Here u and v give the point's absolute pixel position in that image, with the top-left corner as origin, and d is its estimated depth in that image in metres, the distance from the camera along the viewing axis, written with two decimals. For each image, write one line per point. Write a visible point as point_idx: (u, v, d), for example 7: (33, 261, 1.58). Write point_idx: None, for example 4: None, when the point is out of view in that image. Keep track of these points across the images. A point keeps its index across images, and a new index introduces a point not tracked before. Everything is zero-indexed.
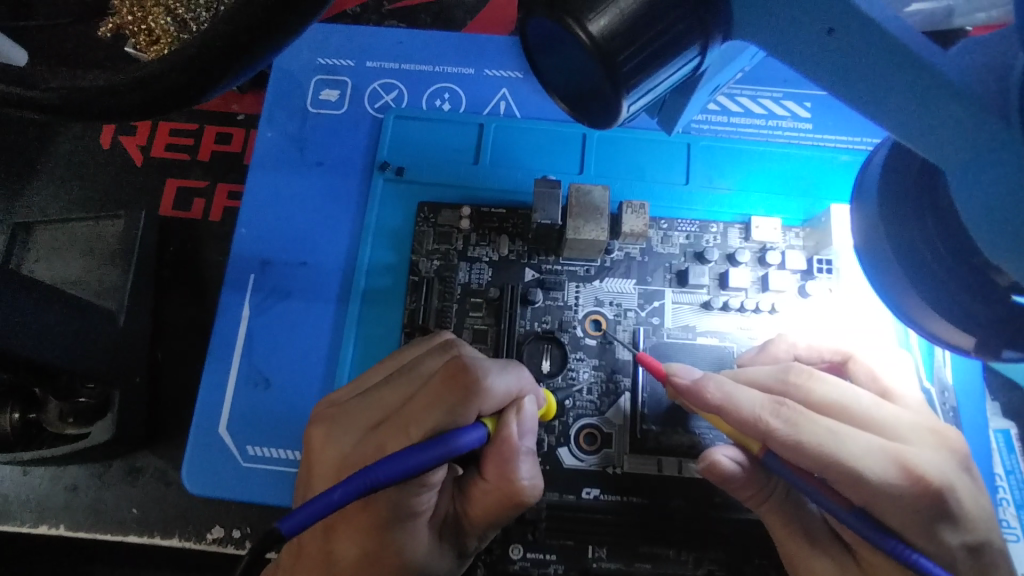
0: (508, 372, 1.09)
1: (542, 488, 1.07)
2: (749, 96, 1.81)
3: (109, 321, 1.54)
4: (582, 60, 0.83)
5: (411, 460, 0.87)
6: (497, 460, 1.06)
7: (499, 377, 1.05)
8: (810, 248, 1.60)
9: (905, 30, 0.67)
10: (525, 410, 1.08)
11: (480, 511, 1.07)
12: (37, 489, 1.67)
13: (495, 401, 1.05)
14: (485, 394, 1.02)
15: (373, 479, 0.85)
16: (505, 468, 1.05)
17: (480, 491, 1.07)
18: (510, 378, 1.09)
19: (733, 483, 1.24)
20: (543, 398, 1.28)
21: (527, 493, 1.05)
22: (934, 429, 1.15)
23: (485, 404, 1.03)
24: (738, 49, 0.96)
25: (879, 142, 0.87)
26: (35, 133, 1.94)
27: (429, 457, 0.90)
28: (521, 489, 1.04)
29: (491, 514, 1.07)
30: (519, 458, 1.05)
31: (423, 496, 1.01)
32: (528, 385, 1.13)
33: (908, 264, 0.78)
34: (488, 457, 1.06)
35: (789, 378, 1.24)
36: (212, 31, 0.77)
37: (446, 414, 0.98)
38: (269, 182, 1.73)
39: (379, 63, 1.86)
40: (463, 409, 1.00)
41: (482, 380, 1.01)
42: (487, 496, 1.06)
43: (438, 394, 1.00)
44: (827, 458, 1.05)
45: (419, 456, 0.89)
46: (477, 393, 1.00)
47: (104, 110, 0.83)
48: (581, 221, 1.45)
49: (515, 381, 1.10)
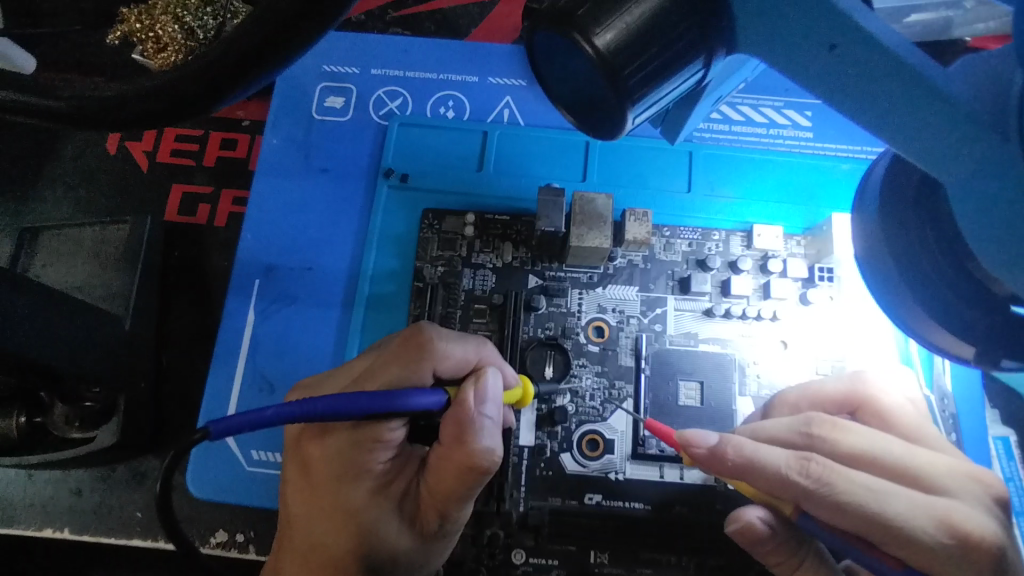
0: (467, 342, 1.16)
1: (501, 456, 1.03)
2: (751, 105, 1.83)
3: (114, 327, 1.55)
4: (587, 74, 0.85)
5: (354, 401, 0.96)
6: (453, 423, 1.04)
7: (455, 344, 1.13)
8: (811, 256, 1.61)
9: (905, 47, 0.69)
10: (485, 380, 1.06)
11: (438, 482, 1.06)
12: (41, 492, 1.68)
13: (451, 365, 1.13)
14: (438, 355, 1.11)
15: (310, 409, 0.93)
16: (461, 434, 1.03)
17: (438, 460, 1.06)
18: (470, 347, 1.16)
19: (765, 545, 1.21)
20: (514, 376, 1.22)
21: (483, 457, 1.01)
22: (973, 475, 1.10)
23: (441, 366, 1.12)
24: (741, 61, 0.97)
25: (880, 154, 0.88)
26: (42, 139, 1.95)
27: (374, 405, 0.97)
28: (474, 451, 1.01)
29: (449, 485, 1.05)
30: (474, 423, 1.03)
31: (378, 455, 1.08)
32: (489, 356, 1.19)
33: (911, 276, 0.79)
34: (445, 422, 1.05)
35: (812, 431, 1.18)
36: (225, 43, 0.78)
37: (401, 370, 1.09)
38: (274, 188, 1.74)
39: (384, 71, 1.88)
40: (416, 366, 1.09)
41: (436, 342, 1.11)
42: (444, 469, 1.04)
43: (395, 354, 1.10)
44: (874, 519, 1.03)
45: (365, 400, 0.96)
46: (430, 352, 1.10)
47: (119, 120, 0.85)
48: (584, 228, 1.47)
49: (474, 351, 1.17)
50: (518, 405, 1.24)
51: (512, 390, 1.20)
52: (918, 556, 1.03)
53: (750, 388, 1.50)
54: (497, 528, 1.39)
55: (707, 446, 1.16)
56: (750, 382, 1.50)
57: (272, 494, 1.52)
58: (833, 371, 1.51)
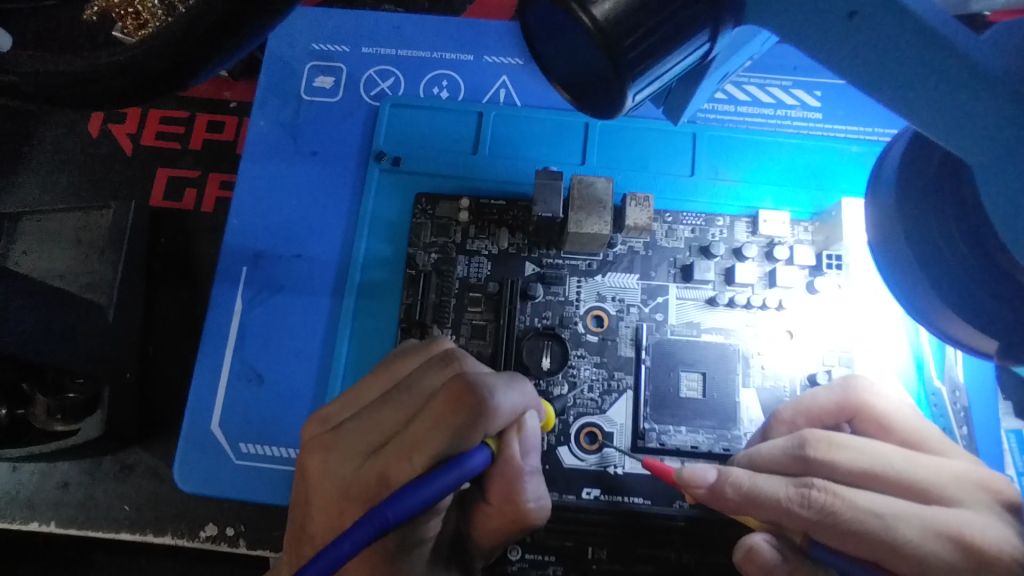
0: (514, 387, 0.97)
1: (549, 506, 1.03)
2: (757, 84, 1.76)
3: (96, 316, 1.50)
4: (585, 47, 0.78)
5: (425, 495, 0.81)
6: (501, 483, 0.99)
7: (507, 394, 0.94)
8: (819, 242, 1.55)
9: (933, 14, 0.62)
10: (527, 427, 0.99)
11: (485, 533, 1.04)
12: (26, 485, 1.64)
13: (503, 421, 0.94)
14: (493, 414, 0.91)
15: (386, 520, 0.78)
16: (512, 493, 0.98)
17: (484, 515, 1.03)
18: (519, 393, 0.98)
19: None
20: (545, 409, 1.20)
21: (535, 515, 1.01)
22: (981, 483, 1.05)
23: (493, 425, 0.92)
24: (750, 33, 0.91)
25: (897, 133, 0.82)
26: (22, 121, 1.89)
27: (444, 486, 0.84)
28: (527, 511, 0.99)
29: (496, 535, 1.04)
30: (523, 479, 0.99)
31: (431, 522, 0.97)
32: (534, 398, 1.02)
33: (928, 263, 0.73)
34: (491, 479, 0.99)
35: (808, 454, 1.12)
36: (191, 11, 0.72)
37: (452, 438, 0.88)
38: (262, 171, 1.68)
39: (375, 49, 1.81)
40: (469, 433, 0.89)
41: (489, 399, 0.90)
42: (491, 523, 1.03)
43: (441, 417, 0.88)
44: (886, 546, 0.97)
45: (437, 488, 0.83)
46: (483, 415, 0.89)
47: (80, 96, 0.79)
48: (582, 214, 1.41)
49: (524, 397, 0.98)
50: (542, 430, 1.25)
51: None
52: (922, 547, 0.96)
53: (754, 379, 1.45)
54: None
55: (707, 485, 1.13)
56: (755, 373, 1.45)
57: (260, 489, 1.47)
58: (841, 362, 1.46)
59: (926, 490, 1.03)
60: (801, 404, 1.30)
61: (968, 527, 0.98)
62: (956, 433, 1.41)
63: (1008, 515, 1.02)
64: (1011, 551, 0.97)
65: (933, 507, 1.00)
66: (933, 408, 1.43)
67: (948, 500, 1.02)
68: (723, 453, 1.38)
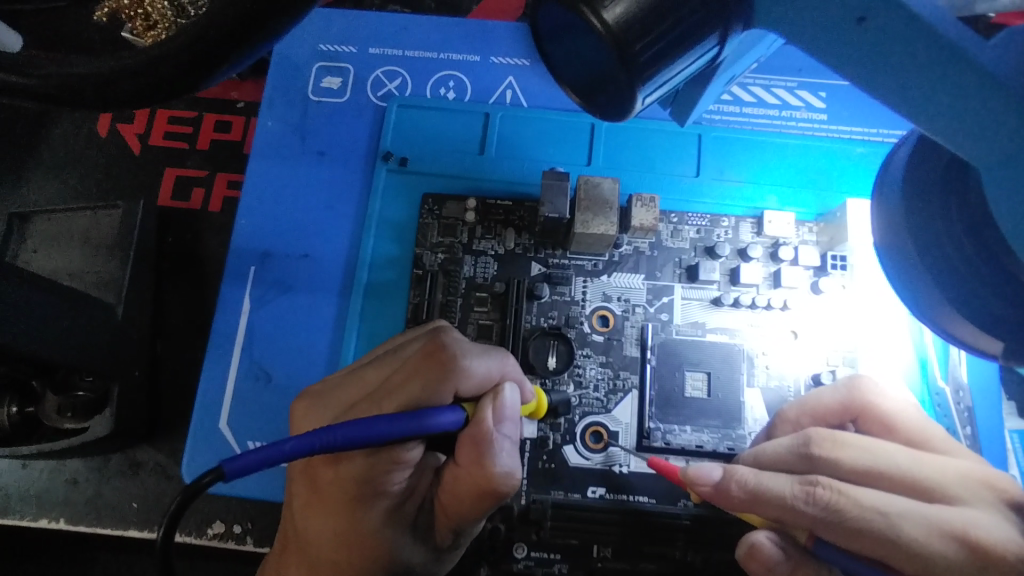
0: (490, 356, 1.06)
1: (519, 478, 1.00)
2: (762, 85, 1.77)
3: (106, 315, 1.51)
4: (595, 50, 0.79)
5: (372, 427, 0.88)
6: (470, 444, 0.99)
7: (479, 360, 1.03)
8: (824, 243, 1.56)
9: (942, 17, 0.62)
10: (503, 396, 1.02)
11: (452, 501, 1.02)
12: (36, 482, 1.65)
13: (475, 384, 1.03)
14: (462, 374, 1.01)
15: (327, 439, 0.85)
16: (479, 454, 0.98)
17: (453, 480, 1.01)
18: (493, 363, 1.06)
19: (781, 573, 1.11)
20: (533, 392, 1.19)
21: (501, 482, 0.98)
22: (985, 481, 1.06)
23: (463, 385, 1.01)
24: (758, 37, 0.92)
25: (903, 136, 0.83)
26: (31, 121, 1.90)
27: (396, 430, 0.90)
28: (493, 476, 0.97)
29: (463, 505, 1.01)
30: (494, 444, 0.99)
31: (395, 475, 1.00)
32: (512, 372, 1.09)
33: (935, 265, 0.74)
34: (461, 443, 1.00)
35: (812, 452, 1.13)
36: (208, 15, 0.73)
37: (421, 389, 0.99)
38: (270, 171, 1.69)
39: (382, 50, 1.82)
40: (437, 386, 0.99)
41: (459, 359, 1.01)
42: (459, 490, 1.01)
43: (415, 371, 1.00)
44: (890, 544, 0.98)
45: (386, 425, 0.89)
46: (453, 372, 0.99)
47: (94, 99, 0.80)
48: (589, 214, 1.41)
49: (498, 366, 1.07)
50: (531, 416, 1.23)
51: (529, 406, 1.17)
52: (927, 546, 0.97)
53: (759, 379, 1.46)
54: (498, 522, 1.35)
55: (712, 483, 1.13)
56: (759, 373, 1.46)
57: (268, 487, 1.49)
58: (845, 362, 1.47)
59: (930, 489, 1.04)
60: (806, 404, 1.31)
61: (973, 527, 0.98)
62: (959, 433, 1.42)
63: (1013, 514, 1.02)
64: (1016, 549, 0.96)
65: (939, 506, 1.01)
66: (937, 408, 1.44)
67: (952, 499, 1.03)
68: (727, 453, 1.39)
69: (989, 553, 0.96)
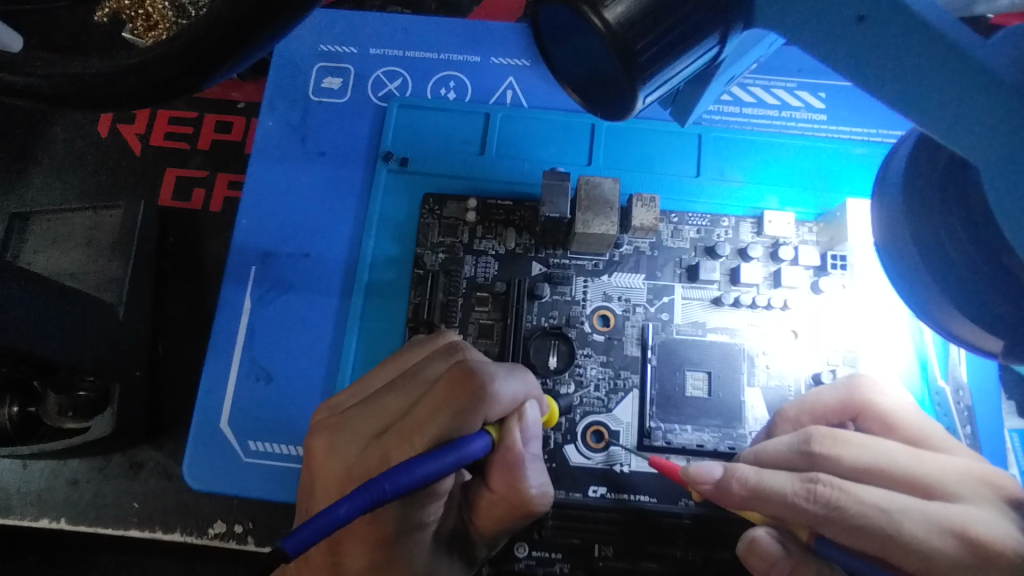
0: (515, 377, 1.01)
1: (552, 494, 1.04)
2: (762, 86, 1.77)
3: (106, 315, 1.51)
4: (597, 49, 0.79)
5: (418, 471, 0.84)
6: (504, 470, 1.01)
7: (506, 383, 0.99)
8: (823, 243, 1.56)
9: (942, 19, 0.63)
10: (528, 417, 1.03)
11: (490, 523, 1.06)
12: (37, 482, 1.65)
13: (502, 408, 0.99)
14: (492, 400, 0.96)
15: (378, 494, 0.80)
16: (514, 479, 1.00)
17: (488, 503, 1.04)
18: (518, 384, 1.01)
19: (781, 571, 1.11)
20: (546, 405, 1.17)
21: (538, 502, 1.01)
22: (982, 477, 1.07)
23: (492, 410, 0.97)
24: (758, 36, 0.92)
25: (903, 135, 0.83)
26: (32, 122, 1.90)
27: (440, 468, 0.87)
28: (530, 498, 1.00)
29: (500, 525, 1.05)
30: (526, 467, 1.01)
31: (430, 507, 0.97)
32: (535, 389, 1.05)
33: (935, 263, 0.74)
34: (494, 468, 1.02)
35: (813, 450, 1.13)
36: (210, 16, 0.73)
37: (452, 421, 0.93)
38: (270, 171, 1.70)
39: (382, 50, 1.82)
40: (469, 416, 0.94)
41: (489, 386, 0.95)
42: (496, 511, 1.04)
43: (444, 401, 0.93)
44: (891, 541, 0.98)
45: (430, 466, 0.86)
46: (484, 400, 0.94)
47: (96, 99, 0.80)
48: (590, 215, 1.42)
49: (522, 387, 1.02)
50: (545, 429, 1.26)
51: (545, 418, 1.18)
52: (927, 542, 0.97)
53: (759, 378, 1.46)
54: None
55: (713, 481, 1.13)
56: (760, 373, 1.47)
57: (269, 487, 1.49)
58: (845, 361, 1.47)
59: (929, 486, 1.05)
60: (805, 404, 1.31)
61: (973, 523, 0.99)
62: (959, 431, 1.43)
63: (1013, 511, 1.03)
64: (1015, 545, 0.97)
65: (938, 503, 1.01)
66: (937, 407, 1.44)
67: (952, 496, 1.03)
68: (728, 452, 1.40)
69: (989, 551, 0.96)
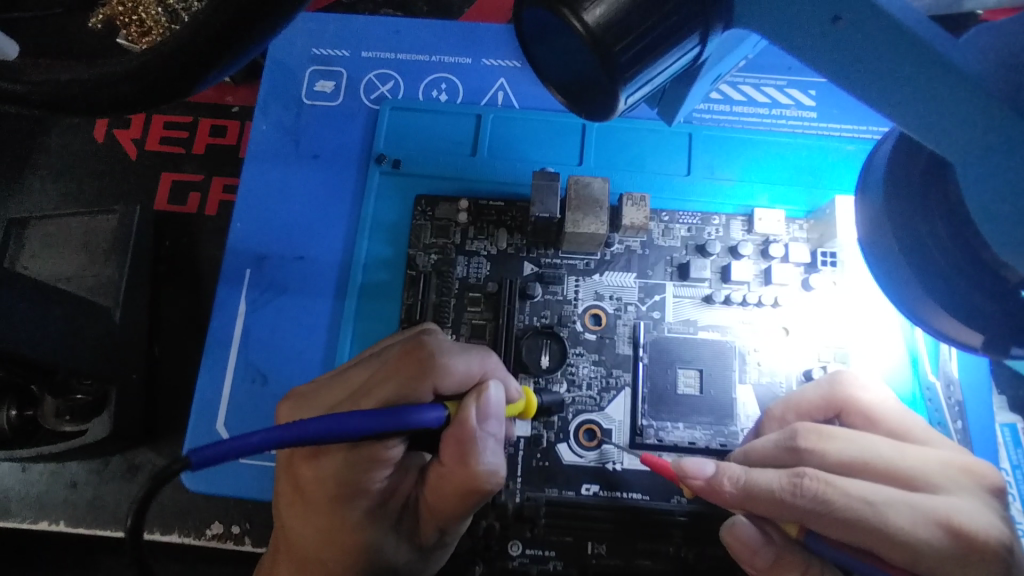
0: (470, 354, 1.07)
1: (503, 475, 1.02)
2: (752, 84, 1.78)
3: (103, 317, 1.53)
4: (577, 51, 0.80)
5: (350, 421, 0.88)
6: (453, 444, 1.00)
7: (458, 358, 1.04)
8: (814, 240, 1.57)
9: (913, 17, 0.63)
10: (488, 395, 1.02)
11: (438, 500, 1.04)
12: (36, 485, 1.67)
13: (455, 382, 1.04)
14: (441, 372, 1.02)
15: (301, 432, 0.86)
16: (463, 454, 0.99)
17: (436, 477, 1.03)
18: (474, 360, 1.07)
19: (761, 561, 1.15)
20: (518, 389, 1.19)
21: (485, 480, 0.99)
22: (966, 468, 1.07)
23: (443, 382, 1.02)
24: (740, 36, 0.93)
25: (886, 131, 0.82)
26: (30, 129, 1.92)
27: (375, 424, 0.90)
28: (478, 473, 0.99)
29: (449, 503, 1.03)
30: (477, 443, 1.00)
31: (376, 474, 1.01)
32: (493, 368, 1.10)
33: (911, 253, 0.74)
34: (446, 441, 1.01)
35: (798, 445, 1.14)
36: (198, 20, 0.74)
37: (400, 387, 1.01)
38: (265, 174, 1.71)
39: (374, 53, 1.83)
40: (416, 383, 1.01)
41: (437, 357, 1.03)
42: (444, 488, 1.02)
43: (394, 369, 1.02)
44: (877, 533, 0.99)
45: (361, 420, 0.89)
46: (431, 369, 1.01)
47: (86, 105, 0.81)
48: (579, 214, 1.43)
49: (479, 364, 1.07)
50: (521, 416, 1.23)
51: (514, 404, 1.17)
52: (913, 534, 0.98)
53: (750, 375, 1.47)
54: (492, 519, 1.36)
55: (704, 477, 1.15)
56: (751, 369, 1.47)
57: (265, 487, 1.50)
58: (836, 358, 1.47)
59: (913, 479, 1.05)
60: (795, 402, 1.32)
61: (956, 512, 1.00)
62: (951, 427, 1.43)
63: (995, 502, 1.04)
64: (998, 535, 0.98)
65: (922, 495, 1.02)
66: (928, 403, 1.45)
67: (936, 488, 1.04)
68: (720, 449, 1.40)
69: (972, 539, 0.98)
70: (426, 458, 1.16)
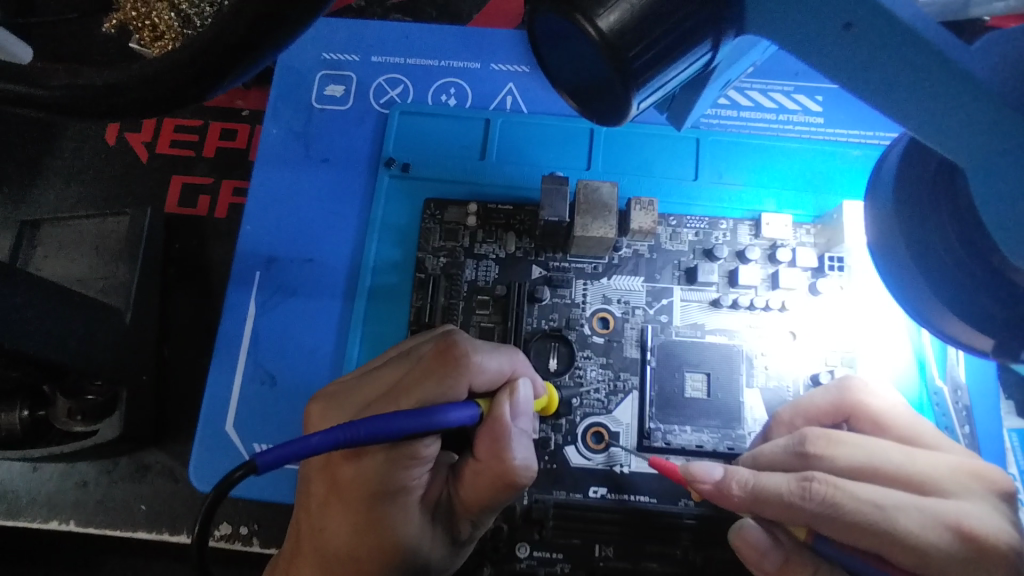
0: (500, 352, 1.09)
1: (536, 469, 1.03)
2: (759, 90, 1.79)
3: (115, 319, 1.54)
4: (590, 57, 0.81)
5: (393, 422, 0.90)
6: (488, 438, 1.03)
7: (490, 356, 1.06)
8: (820, 245, 1.58)
9: (923, 24, 0.63)
10: (519, 392, 1.06)
11: (474, 495, 1.05)
12: (47, 485, 1.68)
13: (487, 379, 1.06)
14: (474, 370, 1.03)
15: (354, 433, 0.87)
16: (498, 447, 1.01)
17: (472, 474, 1.05)
18: (504, 359, 1.09)
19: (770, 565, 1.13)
20: (544, 387, 1.22)
21: (521, 473, 1.01)
22: (974, 472, 1.08)
23: (476, 380, 1.04)
24: (751, 42, 0.94)
25: (895, 137, 0.83)
26: (41, 132, 1.94)
27: (414, 424, 0.92)
28: (513, 468, 1.00)
29: (483, 497, 1.05)
30: (512, 438, 1.02)
31: (413, 471, 1.02)
32: (521, 367, 1.12)
33: (921, 260, 0.74)
34: (480, 437, 1.04)
35: (808, 451, 1.15)
36: (217, 26, 0.75)
37: (436, 386, 1.01)
38: (275, 177, 1.72)
39: (384, 58, 1.85)
40: (452, 382, 1.01)
41: (471, 356, 1.03)
42: (480, 484, 1.03)
43: (428, 368, 1.02)
44: (887, 536, 0.99)
45: (404, 420, 0.91)
46: (466, 368, 1.02)
47: (105, 108, 0.82)
48: (588, 218, 1.44)
49: (508, 362, 1.09)
50: (543, 411, 1.25)
51: (542, 400, 1.20)
52: (922, 537, 0.98)
53: (758, 379, 1.47)
54: (501, 522, 1.37)
55: (712, 481, 1.15)
56: (758, 373, 1.48)
57: (273, 487, 1.51)
58: (843, 362, 1.48)
59: (923, 483, 1.06)
60: (801, 406, 1.32)
61: (965, 516, 1.00)
62: (957, 431, 1.44)
63: (1003, 505, 1.05)
64: (1007, 539, 0.99)
65: (932, 498, 1.03)
66: (935, 408, 1.46)
67: (944, 492, 1.05)
68: (727, 453, 1.41)
69: (981, 543, 0.98)
70: (454, 456, 1.17)
